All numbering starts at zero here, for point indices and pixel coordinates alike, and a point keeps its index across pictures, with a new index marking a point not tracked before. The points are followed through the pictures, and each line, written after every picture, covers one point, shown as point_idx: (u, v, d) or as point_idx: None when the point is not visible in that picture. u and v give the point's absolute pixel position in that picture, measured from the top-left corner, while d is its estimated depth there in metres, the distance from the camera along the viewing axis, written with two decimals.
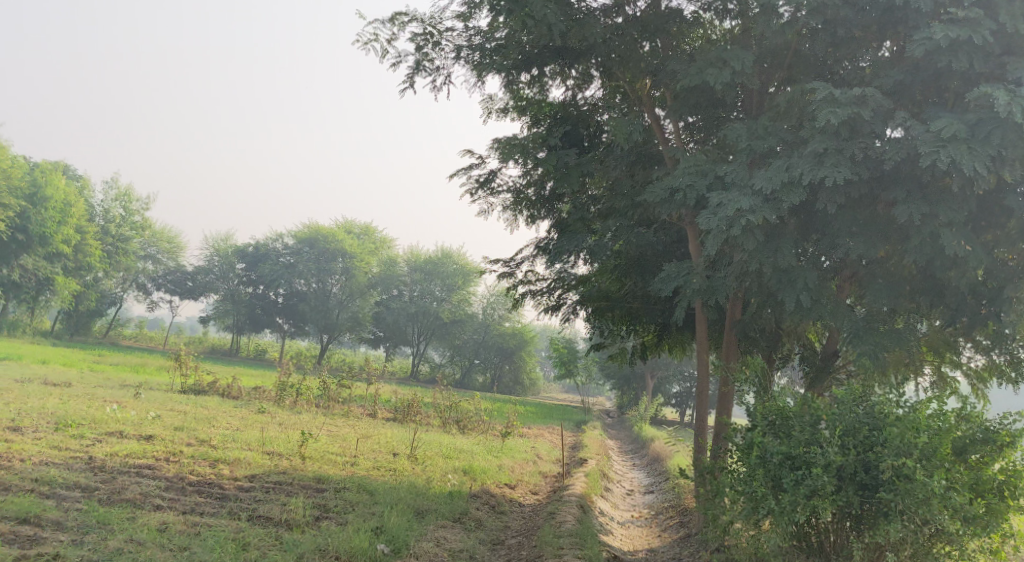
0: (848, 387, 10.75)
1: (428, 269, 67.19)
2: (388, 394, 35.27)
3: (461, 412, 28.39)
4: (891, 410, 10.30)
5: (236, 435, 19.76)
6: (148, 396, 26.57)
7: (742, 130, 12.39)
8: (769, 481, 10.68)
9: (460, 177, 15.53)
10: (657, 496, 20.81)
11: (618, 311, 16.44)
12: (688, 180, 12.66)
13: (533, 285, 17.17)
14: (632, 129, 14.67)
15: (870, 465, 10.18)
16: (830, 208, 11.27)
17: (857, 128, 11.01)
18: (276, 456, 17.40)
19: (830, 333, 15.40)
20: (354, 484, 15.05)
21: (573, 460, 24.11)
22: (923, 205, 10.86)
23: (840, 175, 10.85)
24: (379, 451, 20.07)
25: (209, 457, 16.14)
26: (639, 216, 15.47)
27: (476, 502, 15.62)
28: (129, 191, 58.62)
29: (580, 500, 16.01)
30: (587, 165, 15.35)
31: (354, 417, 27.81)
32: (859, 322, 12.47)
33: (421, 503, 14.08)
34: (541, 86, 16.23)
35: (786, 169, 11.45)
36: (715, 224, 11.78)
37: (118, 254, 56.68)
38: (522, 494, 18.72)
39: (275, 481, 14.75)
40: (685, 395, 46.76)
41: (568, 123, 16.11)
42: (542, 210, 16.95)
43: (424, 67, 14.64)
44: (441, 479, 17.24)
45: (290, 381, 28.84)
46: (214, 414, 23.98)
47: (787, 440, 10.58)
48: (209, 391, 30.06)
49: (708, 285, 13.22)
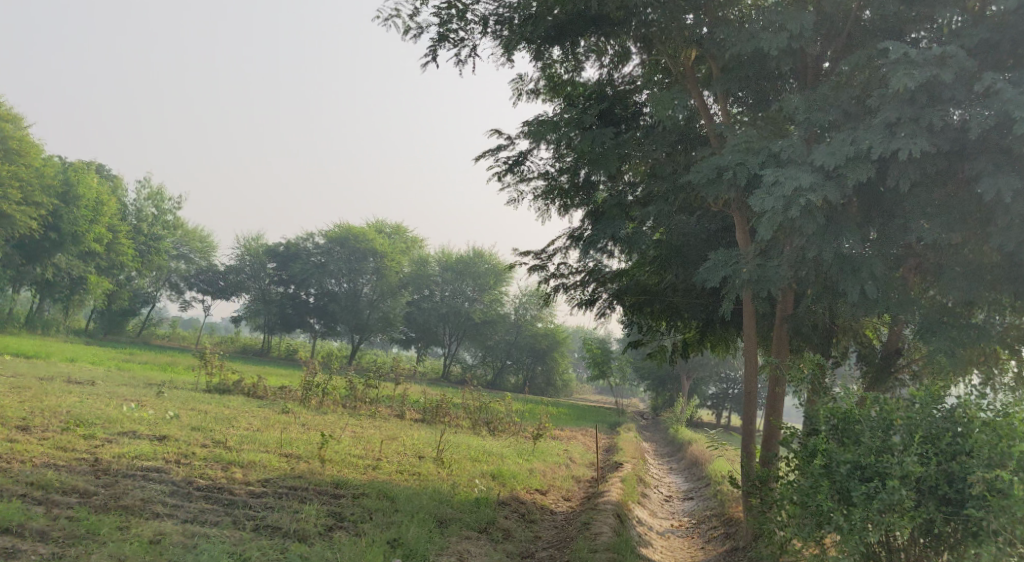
0: (924, 386, 9.60)
1: (459, 269, 66.17)
2: (417, 395, 34.28)
3: (491, 413, 27.26)
4: (976, 413, 9.14)
5: (255, 436, 18.76)
6: (169, 395, 25.70)
7: (800, 101, 11.25)
8: (835, 494, 9.53)
9: (488, 159, 14.42)
10: (698, 503, 19.60)
11: (658, 305, 15.36)
12: (739, 158, 11.56)
13: (565, 278, 15.99)
14: (676, 105, 13.51)
15: (954, 478, 9.04)
16: (903, 185, 10.13)
17: (935, 94, 9.90)
18: (294, 460, 16.39)
19: (892, 327, 14.12)
20: (373, 489, 14.01)
21: (607, 464, 22.95)
22: (1015, 179, 9.72)
23: (916, 147, 9.75)
24: (403, 454, 19.03)
25: (221, 460, 15.14)
26: (682, 201, 14.19)
27: (504, 510, 14.52)
28: (160, 190, 58.20)
29: (617, 509, 14.86)
30: (625, 145, 14.23)
31: (382, 418, 26.79)
32: (932, 316, 11.54)
33: (445, 511, 13.06)
34: (575, 65, 15.16)
35: (851, 142, 10.35)
36: (771, 205, 10.63)
37: (151, 254, 56.18)
38: (554, 501, 17.59)
39: (288, 486, 13.72)
40: (721, 396, 45.45)
41: (604, 103, 15.01)
42: (576, 197, 15.78)
43: (447, 39, 13.56)
44: (468, 484, 16.13)
45: (316, 380, 27.95)
46: (235, 414, 23.06)
47: (855, 447, 9.46)
48: (234, 391, 29.23)
49: (760, 274, 12.00)
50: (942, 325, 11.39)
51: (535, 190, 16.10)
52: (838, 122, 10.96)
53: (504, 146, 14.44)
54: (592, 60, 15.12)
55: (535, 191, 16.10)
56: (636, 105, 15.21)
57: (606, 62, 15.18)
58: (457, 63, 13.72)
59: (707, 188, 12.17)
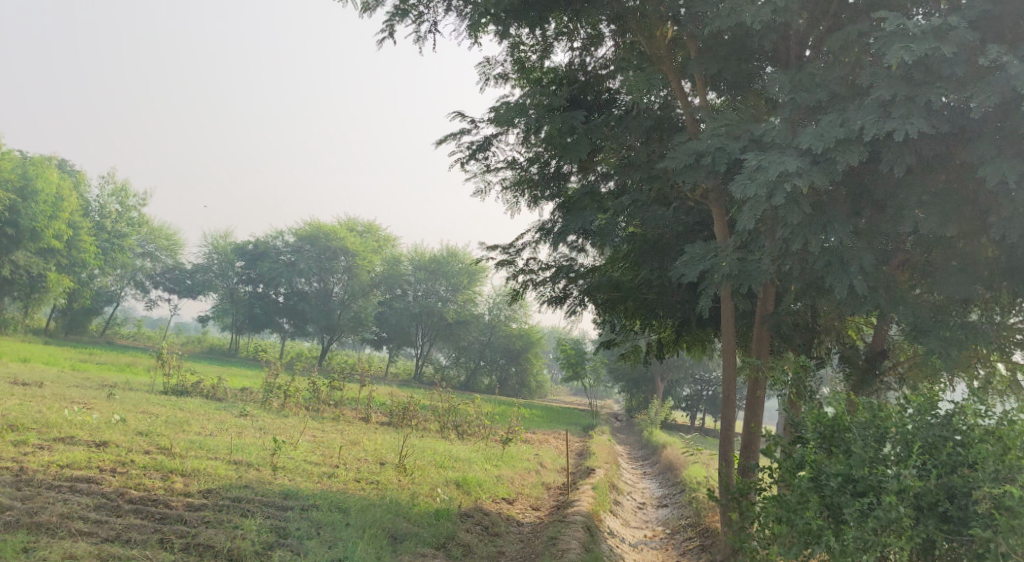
0: (920, 391, 8.79)
1: (432, 268, 64.95)
2: (384, 397, 33.17)
3: (460, 416, 26.15)
4: (979, 422, 8.34)
5: (206, 441, 17.66)
6: (122, 397, 24.38)
7: (783, 81, 10.41)
8: (823, 511, 8.65)
9: (449, 144, 13.42)
10: (672, 511, 18.70)
11: (631, 303, 14.29)
12: (718, 142, 10.66)
13: (534, 274, 15.03)
14: (651, 86, 12.57)
15: (956, 493, 8.22)
16: (897, 170, 9.30)
17: (932, 71, 9.09)
18: (243, 468, 15.28)
19: (880, 327, 13.46)
20: (323, 501, 13.02)
21: (579, 469, 22.05)
22: (1020, 163, 8.89)
23: (912, 128, 8.93)
24: (362, 461, 17.97)
25: (161, 468, 14.01)
26: (658, 191, 13.37)
27: (466, 523, 13.62)
28: (125, 186, 56.54)
29: (586, 521, 14.02)
30: (596, 131, 13.34)
31: (345, 421, 25.70)
32: (924, 313, 10.74)
33: (399, 527, 12.17)
34: (544, 47, 14.21)
35: (840, 124, 9.51)
36: (753, 192, 9.75)
37: (114, 252, 54.50)
38: (521, 510, 16.67)
39: (232, 498, 12.64)
40: (696, 398, 44.22)
41: (575, 89, 14.06)
42: (547, 189, 14.82)
43: (407, 15, 12.56)
44: (430, 493, 15.16)
45: (279, 382, 26.83)
46: (189, 417, 21.84)
47: (845, 458, 8.59)
48: (193, 392, 28.02)
49: (740, 269, 11.14)
50: (936, 325, 10.64)
51: (503, 181, 15.13)
52: (826, 103, 10.13)
53: (467, 130, 13.47)
54: (561, 44, 14.19)
55: (504, 182, 15.12)
56: (609, 91, 14.28)
57: (577, 45, 14.26)
58: (415, 41, 12.74)
59: (684, 175, 11.35)
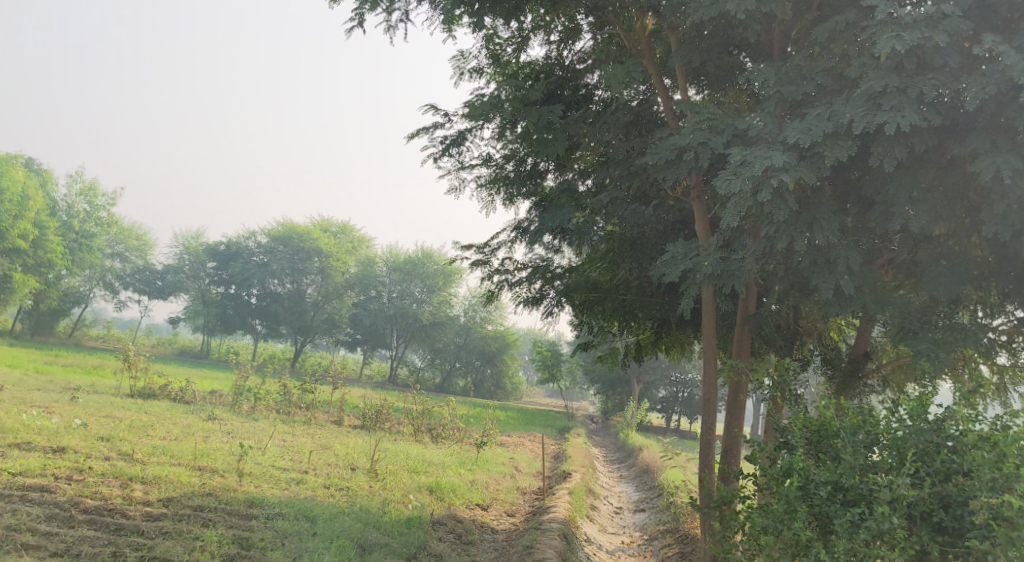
0: (910, 396, 8.46)
1: (407, 269, 64.40)
2: (357, 400, 32.57)
3: (435, 419, 25.55)
4: (973, 428, 8.02)
5: (169, 446, 17.06)
6: (84, 400, 23.58)
7: (768, 73, 10.05)
8: (812, 521, 8.27)
9: (422, 138, 12.96)
10: (649, 516, 18.29)
11: (610, 305, 13.82)
12: (701, 137, 10.27)
13: (510, 275, 14.58)
14: (630, 79, 12.17)
15: (951, 503, 7.89)
16: (887, 165, 8.97)
17: (924, 61, 8.80)
18: (208, 474, 14.69)
19: (863, 329, 13.04)
20: (290, 509, 12.52)
21: (555, 473, 21.63)
22: (1015, 158, 8.59)
23: (904, 121, 8.61)
24: (333, 466, 17.47)
25: (120, 476, 13.38)
26: (637, 188, 12.97)
27: (439, 531, 13.19)
28: (94, 185, 55.38)
29: (563, 529, 13.64)
30: (574, 126, 13.00)
31: (317, 425, 25.13)
32: (912, 315, 10.40)
33: (369, 536, 11.73)
34: (520, 40, 13.76)
35: (828, 117, 9.16)
36: (738, 187, 9.37)
37: (82, 252, 53.37)
38: (496, 517, 16.24)
39: (194, 507, 12.09)
40: (671, 400, 43.50)
41: (551, 83, 13.65)
42: (523, 187, 14.41)
43: (378, 3, 12.10)
44: (402, 499, 14.70)
45: (248, 384, 26.19)
46: (155, 421, 21.17)
47: (834, 465, 8.24)
48: (160, 395, 27.32)
49: (723, 269, 10.77)
50: (924, 327, 10.30)
51: (477, 178, 14.68)
52: (813, 96, 9.80)
53: (440, 124, 13.03)
54: (538, 37, 13.76)
55: (478, 180, 14.68)
56: (586, 86, 13.92)
57: (554, 39, 13.84)
58: (387, 31, 12.28)
59: (665, 170, 10.97)
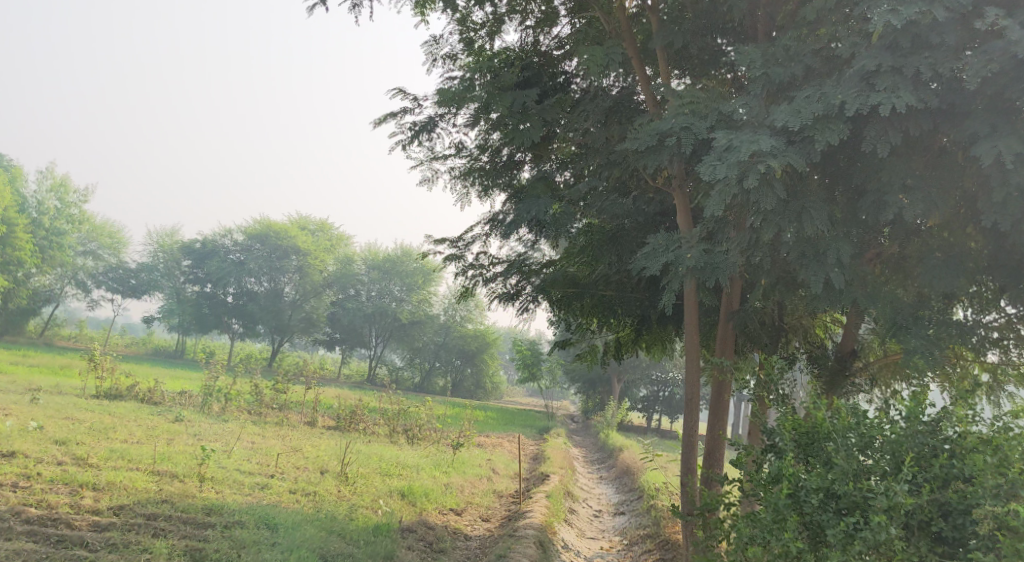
0: (905, 397, 7.93)
1: (386, 268, 63.64)
2: (332, 400, 31.80)
3: (411, 420, 24.82)
4: (973, 431, 7.51)
5: (129, 449, 16.27)
6: (45, 402, 22.65)
7: (755, 53, 9.46)
8: (802, 531, 7.66)
9: (389, 123, 12.29)
10: (629, 520, 17.71)
11: (589, 301, 13.23)
12: (684, 121, 9.68)
13: (484, 269, 13.93)
14: (610, 61, 11.52)
15: (951, 511, 7.34)
16: (881, 149, 8.44)
17: (920, 39, 8.29)
18: (166, 480, 13.93)
19: (850, 325, 12.42)
20: (250, 517, 11.85)
21: (532, 476, 20.99)
22: (1016, 141, 8.08)
23: (899, 102, 8.09)
24: (302, 469, 16.77)
25: (71, 482, 12.64)
26: (617, 177, 12.36)
27: (408, 539, 12.56)
28: (65, 181, 54.14)
29: (538, 535, 13.05)
30: (550, 111, 12.38)
31: (289, 426, 24.39)
32: (906, 311, 9.87)
33: (332, 547, 11.08)
34: (495, 24, 13.00)
35: (818, 99, 8.62)
36: (723, 174, 8.78)
37: (52, 250, 52.18)
38: (469, 522, 15.62)
39: (146, 516, 11.39)
40: (652, 399, 42.83)
41: (527, 69, 12.86)
42: (498, 179, 13.76)
43: None
44: (371, 505, 14.05)
45: (218, 385, 25.39)
46: (117, 423, 20.35)
47: (825, 470, 7.68)
48: (127, 396, 26.45)
49: (706, 261, 10.20)
50: (918, 323, 9.78)
51: (451, 169, 14.05)
52: (801, 79, 9.26)
53: (409, 109, 12.37)
54: (513, 21, 13.08)
55: (452, 170, 14.03)
56: (564, 74, 13.23)
57: (530, 24, 13.18)
58: (351, 10, 11.55)
59: (646, 157, 10.36)
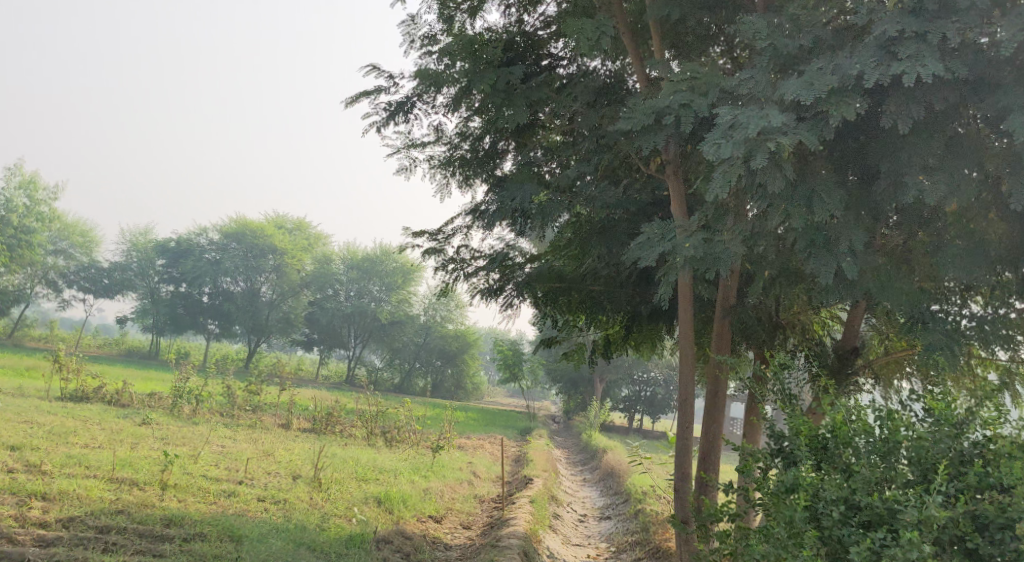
0: (929, 398, 7.19)
1: (364, 268, 62.60)
2: (308, 401, 30.81)
3: (389, 422, 23.89)
4: (1008, 436, 6.77)
5: (88, 454, 15.26)
6: (4, 405, 21.54)
7: (760, 24, 8.69)
8: (820, 547, 6.87)
9: (362, 103, 11.44)
10: (616, 524, 16.92)
11: (576, 296, 12.43)
12: (682, 98, 8.93)
13: (465, 263, 13.07)
14: (598, 34, 10.60)
15: (987, 525, 6.57)
16: (902, 123, 7.71)
17: (945, 3, 7.59)
18: (124, 488, 12.97)
19: (853, 320, 11.63)
20: (212, 529, 10.94)
21: (515, 480, 20.10)
22: None
23: (925, 70, 7.38)
24: (273, 475, 15.83)
25: (19, 492, 11.68)
26: (607, 163, 11.68)
27: (385, 550, 11.70)
28: (35, 177, 52.59)
29: (523, 545, 12.25)
30: (536, 92, 11.58)
31: (261, 428, 23.39)
32: (921, 303, 9.16)
33: None
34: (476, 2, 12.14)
35: (832, 71, 7.88)
36: (729, 153, 7.99)
37: (21, 248, 50.55)
38: (449, 530, 14.77)
39: (97, 528, 10.47)
40: (634, 398, 41.69)
41: (510, 50, 12.08)
42: (480, 168, 12.91)
43: None
44: (344, 514, 13.15)
45: (188, 386, 24.33)
46: (79, 427, 19.31)
47: (844, 480, 6.93)
48: (93, 398, 25.32)
49: (706, 251, 9.40)
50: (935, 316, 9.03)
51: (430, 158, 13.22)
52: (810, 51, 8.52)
53: (385, 88, 11.51)
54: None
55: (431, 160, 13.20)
56: (550, 56, 12.42)
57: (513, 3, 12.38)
58: None
59: (641, 138, 9.58)
